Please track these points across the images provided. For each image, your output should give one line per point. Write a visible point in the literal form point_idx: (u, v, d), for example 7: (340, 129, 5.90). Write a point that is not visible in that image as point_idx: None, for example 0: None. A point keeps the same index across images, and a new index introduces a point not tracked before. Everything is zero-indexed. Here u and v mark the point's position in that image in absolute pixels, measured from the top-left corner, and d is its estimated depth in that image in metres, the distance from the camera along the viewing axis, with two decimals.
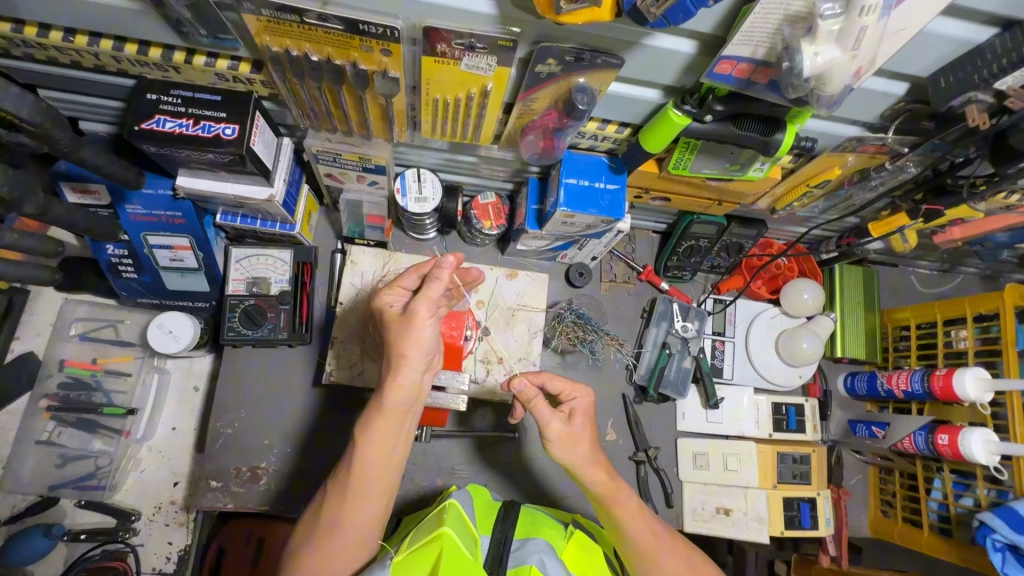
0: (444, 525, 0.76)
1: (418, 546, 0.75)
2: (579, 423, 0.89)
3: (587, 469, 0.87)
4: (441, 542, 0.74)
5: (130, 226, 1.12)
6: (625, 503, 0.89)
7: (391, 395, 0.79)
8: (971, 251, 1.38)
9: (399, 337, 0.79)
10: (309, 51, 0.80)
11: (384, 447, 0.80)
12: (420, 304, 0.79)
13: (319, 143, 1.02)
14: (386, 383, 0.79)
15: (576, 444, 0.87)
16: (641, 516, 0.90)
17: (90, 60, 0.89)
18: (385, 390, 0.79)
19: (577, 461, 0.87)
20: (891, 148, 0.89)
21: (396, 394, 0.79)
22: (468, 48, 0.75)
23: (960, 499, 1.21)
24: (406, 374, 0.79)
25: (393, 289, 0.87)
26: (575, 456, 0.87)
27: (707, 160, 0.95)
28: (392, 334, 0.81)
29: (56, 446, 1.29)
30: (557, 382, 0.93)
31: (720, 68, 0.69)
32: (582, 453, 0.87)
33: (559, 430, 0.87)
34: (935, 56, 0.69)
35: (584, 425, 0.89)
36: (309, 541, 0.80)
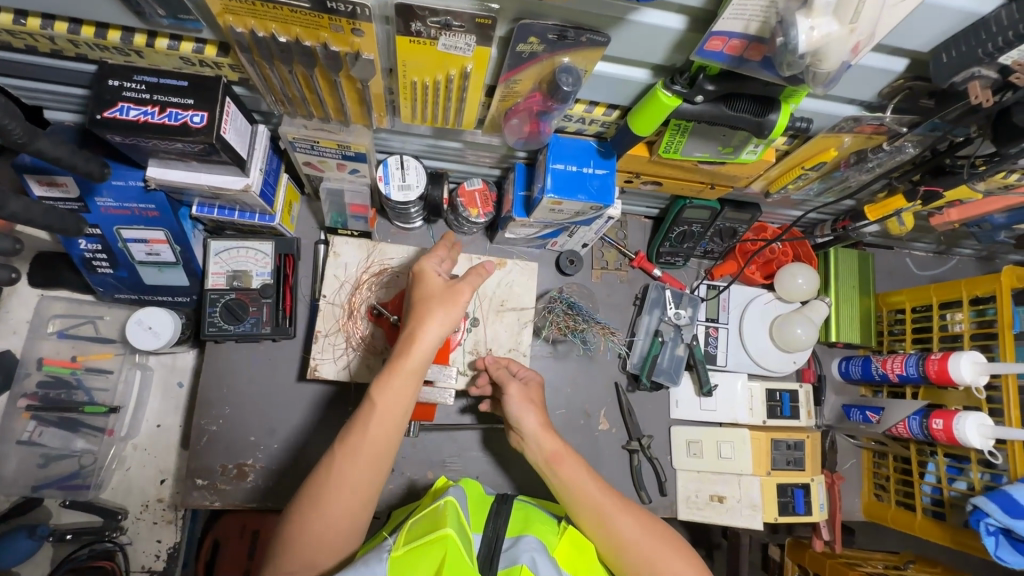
0: (449, 527, 0.72)
1: (419, 542, 0.71)
2: (532, 389, 1.08)
3: (538, 436, 1.01)
4: (445, 542, 0.71)
5: (101, 219, 1.07)
6: (570, 473, 0.95)
7: (419, 350, 0.84)
8: (968, 232, 1.35)
9: (440, 305, 0.88)
10: (275, 32, 0.75)
11: (400, 408, 0.82)
12: (466, 284, 0.90)
13: (295, 130, 0.98)
14: (418, 339, 0.84)
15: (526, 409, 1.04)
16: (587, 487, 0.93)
17: (46, 44, 0.84)
18: (419, 344, 0.84)
19: (531, 425, 1.02)
20: (889, 127, 0.86)
21: (426, 351, 0.85)
22: (445, 26, 0.71)
23: (954, 483, 1.20)
24: (435, 339, 0.86)
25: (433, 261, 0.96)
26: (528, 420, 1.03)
27: (699, 143, 0.92)
28: (435, 299, 0.88)
29: (37, 446, 1.24)
30: (518, 365, 1.13)
31: (711, 45, 0.65)
32: (534, 420, 1.02)
33: (518, 392, 1.07)
34: (937, 30, 0.66)
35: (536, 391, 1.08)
36: (308, 507, 0.76)
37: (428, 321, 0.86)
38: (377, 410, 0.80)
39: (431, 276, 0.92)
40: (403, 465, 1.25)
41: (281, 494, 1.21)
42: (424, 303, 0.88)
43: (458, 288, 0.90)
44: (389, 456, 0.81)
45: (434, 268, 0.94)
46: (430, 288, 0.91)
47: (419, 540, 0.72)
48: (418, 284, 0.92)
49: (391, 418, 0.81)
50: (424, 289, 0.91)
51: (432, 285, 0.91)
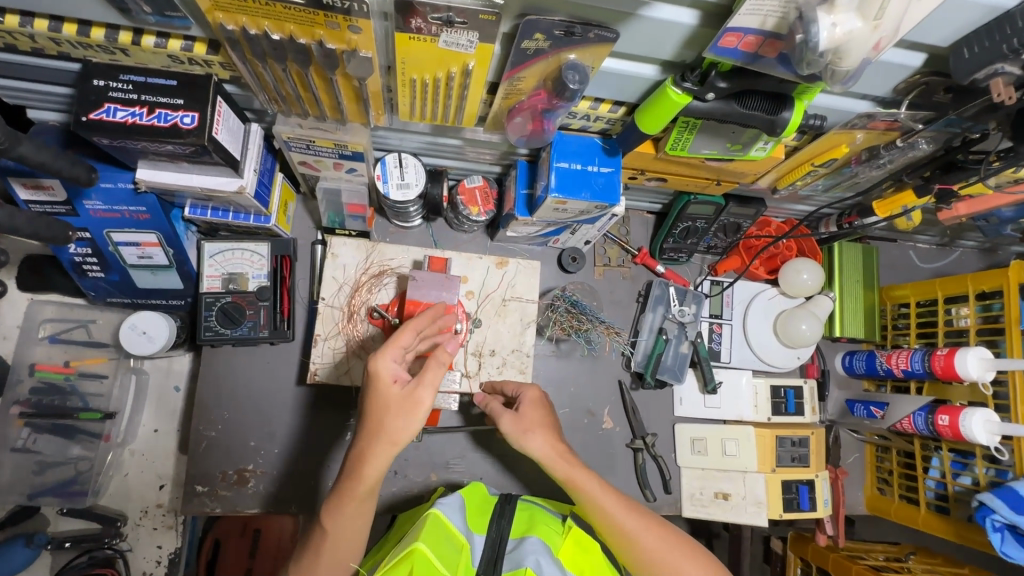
0: (418, 542, 0.77)
1: (391, 562, 0.77)
2: (529, 414, 0.91)
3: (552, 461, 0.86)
4: (412, 559, 0.76)
5: (91, 223, 1.04)
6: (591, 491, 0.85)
7: (366, 476, 0.77)
8: (974, 225, 1.34)
9: (394, 424, 0.76)
10: (268, 29, 0.72)
11: (355, 529, 0.80)
12: (425, 395, 0.76)
13: (290, 130, 0.94)
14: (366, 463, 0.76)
15: (529, 429, 0.88)
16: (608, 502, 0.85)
17: (26, 42, 0.80)
18: (365, 469, 0.76)
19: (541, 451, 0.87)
20: (903, 124, 0.84)
21: (375, 473, 0.77)
22: (446, 23, 0.67)
23: (959, 477, 1.20)
24: (385, 455, 0.76)
25: (392, 351, 0.78)
26: (538, 446, 0.87)
27: (708, 140, 0.89)
28: (387, 413, 0.76)
29: (32, 453, 1.21)
30: (514, 385, 0.98)
31: (725, 42, 0.62)
32: (540, 443, 0.87)
33: (512, 424, 0.89)
34: (959, 24, 0.63)
35: (534, 412, 0.91)
36: None
37: (381, 439, 0.76)
38: (330, 537, 0.79)
39: (387, 378, 0.77)
40: (407, 468, 1.24)
41: (282, 500, 1.19)
42: (372, 418, 0.77)
43: (417, 396, 0.77)
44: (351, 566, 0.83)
45: (390, 363, 0.78)
46: (383, 398, 0.76)
47: (392, 560, 0.77)
48: (371, 382, 0.77)
49: (345, 541, 0.80)
50: (377, 394, 0.77)
51: (387, 391, 0.76)
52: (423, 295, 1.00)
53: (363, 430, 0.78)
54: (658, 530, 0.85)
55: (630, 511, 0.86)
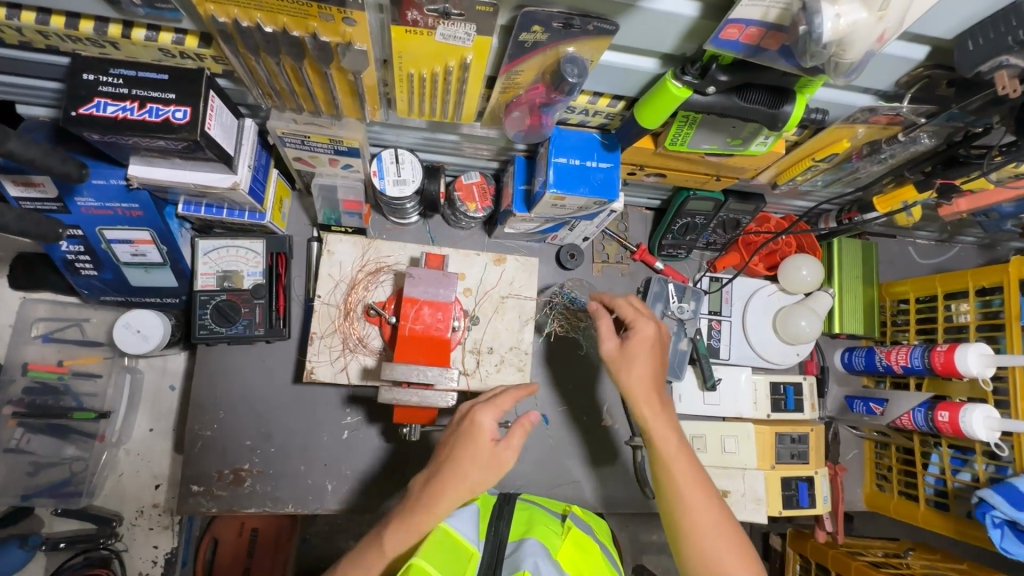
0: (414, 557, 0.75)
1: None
2: (631, 344, 0.95)
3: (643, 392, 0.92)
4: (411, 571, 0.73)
5: (83, 220, 1.02)
6: (662, 434, 0.89)
7: (432, 514, 0.79)
8: (974, 220, 1.33)
9: (476, 477, 0.80)
10: (261, 22, 0.70)
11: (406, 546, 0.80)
12: (510, 457, 0.81)
13: (284, 125, 0.93)
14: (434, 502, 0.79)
15: (630, 364, 0.94)
16: (675, 457, 0.88)
17: (14, 35, 0.79)
18: (434, 507, 0.79)
19: (639, 383, 0.92)
20: (905, 118, 0.83)
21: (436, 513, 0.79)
22: (443, 14, 0.66)
23: (958, 473, 1.20)
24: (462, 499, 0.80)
25: (496, 408, 0.84)
26: (636, 376, 0.93)
27: (707, 134, 0.88)
28: (474, 465, 0.80)
29: (25, 454, 1.20)
30: (627, 307, 1.00)
31: (727, 34, 0.61)
32: (640, 374, 0.93)
33: (613, 349, 0.97)
34: (964, 16, 0.62)
35: (635, 345, 0.95)
36: None
37: (463, 487, 0.79)
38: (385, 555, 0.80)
39: (485, 434, 0.81)
40: (404, 467, 1.23)
41: (279, 499, 1.18)
42: (450, 469, 0.80)
43: (503, 457, 0.81)
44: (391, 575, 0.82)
45: (491, 418, 0.83)
46: (475, 450, 0.80)
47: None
48: (468, 432, 0.82)
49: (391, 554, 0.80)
50: (471, 444, 0.81)
51: (481, 446, 0.81)
52: (420, 292, 0.99)
53: (446, 469, 0.81)
54: (705, 498, 0.85)
55: (689, 472, 0.87)
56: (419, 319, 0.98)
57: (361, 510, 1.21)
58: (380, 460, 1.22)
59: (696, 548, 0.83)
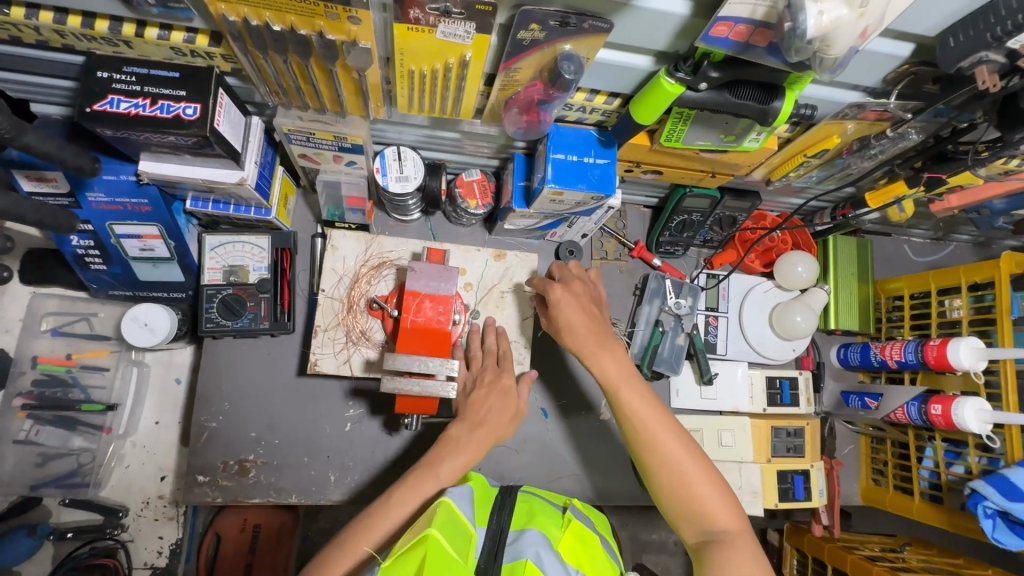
0: (430, 527, 0.71)
1: (401, 549, 0.71)
2: (556, 313, 0.99)
3: (588, 344, 0.95)
4: (427, 544, 0.70)
5: (93, 215, 1.05)
6: (614, 379, 0.91)
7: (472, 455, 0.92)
8: (967, 218, 1.35)
9: (507, 428, 0.98)
10: (269, 20, 0.73)
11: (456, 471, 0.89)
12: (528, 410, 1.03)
13: (290, 122, 0.95)
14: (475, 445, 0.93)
15: (560, 326, 0.99)
16: (628, 396, 0.90)
17: (32, 34, 0.82)
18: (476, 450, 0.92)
19: (578, 341, 0.96)
20: (893, 114, 0.85)
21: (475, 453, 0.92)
22: (444, 13, 0.69)
23: (951, 467, 1.22)
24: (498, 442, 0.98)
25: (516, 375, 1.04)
26: (575, 335, 0.97)
27: (701, 131, 0.91)
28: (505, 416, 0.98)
29: (35, 444, 1.23)
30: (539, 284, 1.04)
31: (717, 31, 0.64)
32: (571, 335, 0.97)
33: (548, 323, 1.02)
34: (945, 13, 0.64)
35: (559, 308, 0.99)
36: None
37: (501, 434, 0.97)
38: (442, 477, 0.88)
39: (514, 393, 1.01)
40: (405, 459, 1.25)
41: (282, 489, 1.20)
42: (493, 424, 0.96)
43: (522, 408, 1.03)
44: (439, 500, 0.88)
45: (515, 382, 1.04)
46: (510, 406, 1.00)
47: (403, 546, 0.72)
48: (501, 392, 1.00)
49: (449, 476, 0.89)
50: (505, 401, 1.00)
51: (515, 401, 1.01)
52: (422, 285, 1.02)
53: (485, 422, 0.96)
54: (671, 433, 0.87)
55: (650, 411, 0.89)
56: (421, 311, 1.00)
57: (363, 501, 1.22)
58: (382, 452, 1.25)
59: (676, 487, 0.85)
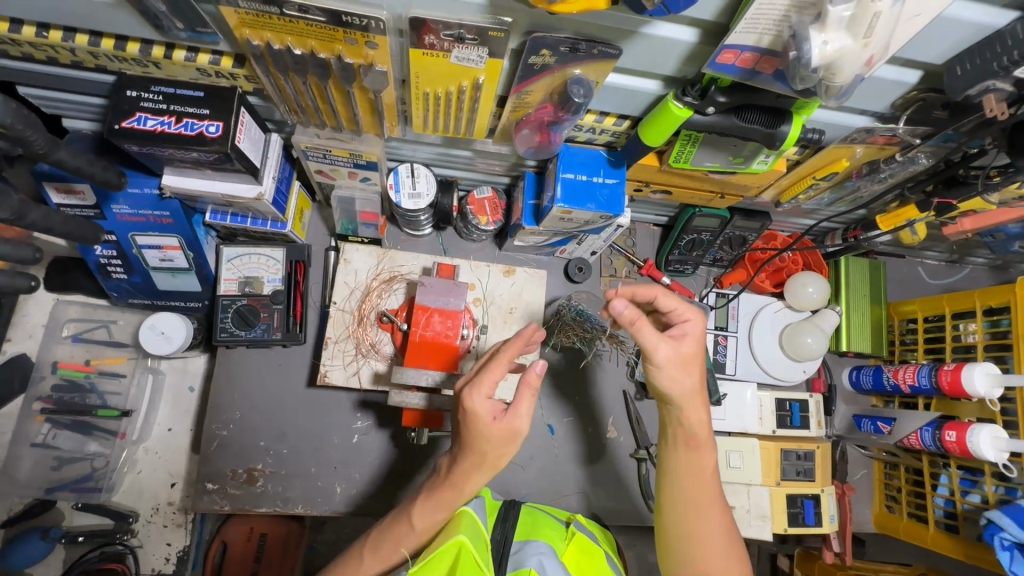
0: (462, 535, 0.77)
1: (428, 556, 0.76)
2: (688, 345, 0.83)
3: (686, 401, 0.83)
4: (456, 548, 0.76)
5: (117, 226, 1.09)
6: (703, 462, 0.84)
7: (467, 485, 0.84)
8: (982, 242, 1.34)
9: (495, 452, 0.82)
10: (291, 45, 0.76)
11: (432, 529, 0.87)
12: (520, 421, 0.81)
13: (308, 140, 0.99)
14: (462, 477, 0.84)
15: (686, 371, 0.82)
16: (709, 479, 0.84)
17: (67, 56, 0.86)
18: (467, 480, 0.84)
19: (683, 392, 0.82)
20: (902, 139, 0.86)
21: (471, 483, 0.85)
22: (458, 39, 0.71)
23: (967, 495, 1.19)
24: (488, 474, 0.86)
25: (484, 392, 0.81)
26: (682, 385, 0.82)
27: (709, 153, 0.92)
28: (488, 443, 0.81)
29: (52, 448, 1.26)
30: (672, 300, 0.85)
31: (723, 58, 0.66)
32: (690, 380, 0.82)
33: (668, 354, 0.81)
34: (950, 42, 0.66)
35: (693, 346, 0.83)
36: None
37: (484, 467, 0.83)
38: (416, 534, 0.87)
39: (487, 416, 0.80)
40: (411, 471, 1.26)
41: (289, 499, 1.21)
42: (486, 451, 0.82)
43: (517, 425, 0.82)
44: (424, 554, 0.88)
45: (484, 399, 0.81)
46: (486, 434, 0.80)
47: (430, 552, 0.77)
48: (471, 419, 0.81)
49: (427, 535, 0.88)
50: (477, 430, 0.81)
51: (488, 428, 0.80)
52: (432, 300, 1.03)
53: (463, 459, 0.84)
54: (726, 522, 0.83)
55: (715, 495, 0.84)
56: (430, 326, 1.01)
57: (369, 514, 1.23)
58: (389, 464, 1.25)
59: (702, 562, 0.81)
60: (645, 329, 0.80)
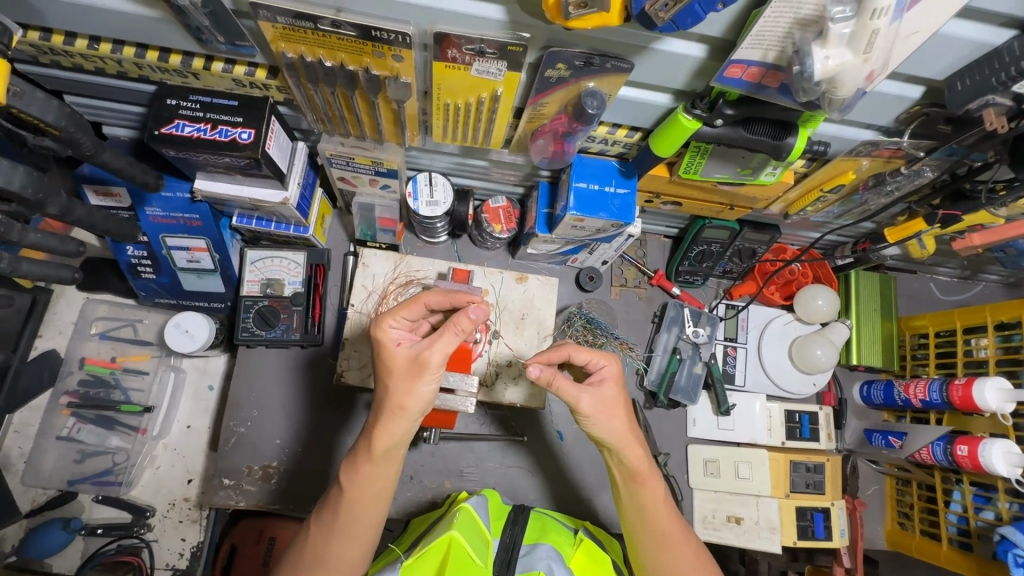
0: (454, 530, 0.82)
1: (423, 550, 0.82)
2: (609, 390, 0.85)
3: (625, 443, 0.85)
4: (448, 546, 0.82)
5: (149, 227, 1.15)
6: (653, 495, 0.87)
7: (378, 439, 0.79)
8: (993, 257, 1.34)
9: (400, 388, 0.78)
10: (323, 57, 0.81)
11: (369, 492, 0.82)
12: (433, 354, 0.77)
13: (333, 148, 1.04)
14: (374, 429, 0.79)
15: (612, 414, 0.84)
16: (665, 513, 0.88)
17: (114, 66, 0.92)
18: (376, 434, 0.79)
19: (615, 434, 0.84)
20: (907, 152, 0.88)
21: (384, 439, 0.79)
22: (479, 53, 0.76)
23: (981, 512, 1.18)
24: (400, 424, 0.79)
25: (396, 320, 0.82)
26: (615, 429, 0.84)
27: (718, 164, 0.95)
28: (393, 379, 0.78)
29: (75, 441, 1.32)
30: (583, 354, 0.87)
31: (730, 72, 0.69)
32: (621, 422, 0.84)
33: (591, 402, 0.84)
34: (951, 59, 0.69)
35: (615, 390, 0.85)
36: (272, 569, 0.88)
37: (388, 406, 0.78)
38: (345, 498, 0.81)
39: (390, 342, 0.80)
40: (422, 471, 1.27)
41: (302, 497, 1.23)
42: (393, 392, 0.78)
43: (426, 357, 0.77)
44: (371, 529, 0.83)
45: (395, 328, 0.81)
46: (390, 360, 0.79)
47: (425, 546, 0.83)
48: (379, 350, 0.80)
49: (366, 502, 0.82)
50: (383, 359, 0.80)
51: (392, 354, 0.79)
52: None
53: (375, 402, 0.81)
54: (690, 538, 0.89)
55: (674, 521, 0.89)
56: None
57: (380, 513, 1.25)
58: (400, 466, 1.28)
59: None
60: (564, 383, 0.82)
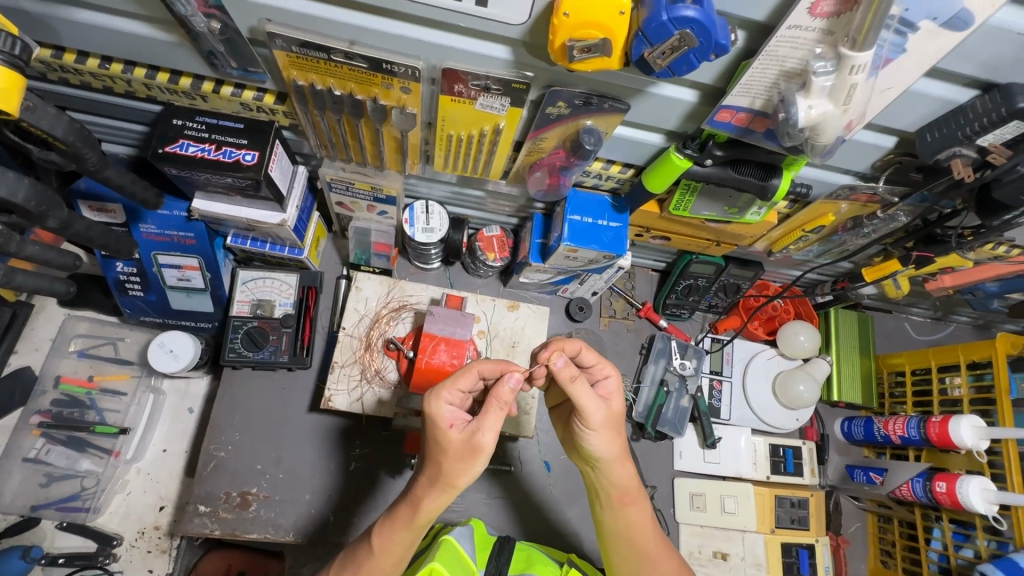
0: (435, 562, 0.82)
1: None
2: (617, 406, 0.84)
3: (617, 464, 0.83)
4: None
5: (142, 244, 1.15)
6: (638, 516, 0.88)
7: (424, 507, 0.79)
8: (962, 299, 1.41)
9: (453, 467, 0.75)
10: (332, 86, 0.84)
11: (398, 556, 0.82)
12: (485, 437, 0.74)
13: (334, 173, 1.06)
14: (423, 499, 0.79)
15: (615, 435, 0.83)
16: (651, 533, 0.89)
17: (123, 86, 0.93)
18: (422, 501, 0.79)
19: (609, 455, 0.83)
20: (882, 198, 0.95)
21: (429, 507, 0.79)
22: (484, 89, 0.79)
23: (960, 550, 1.20)
24: (445, 497, 0.78)
25: (450, 395, 0.77)
26: (612, 449, 0.83)
27: (706, 203, 0.99)
28: (448, 460, 0.75)
29: (43, 464, 1.26)
30: (591, 355, 0.86)
31: (721, 117, 0.75)
32: (618, 444, 0.83)
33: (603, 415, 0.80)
34: (920, 112, 0.75)
35: (620, 407, 0.85)
36: None
37: (440, 483, 0.77)
38: (373, 558, 0.81)
39: (444, 423, 0.75)
40: None
41: (282, 527, 1.19)
42: (448, 472, 0.76)
43: (478, 441, 0.74)
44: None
45: (447, 405, 0.76)
46: (443, 441, 0.75)
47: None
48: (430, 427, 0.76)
49: (387, 565, 0.82)
50: (436, 438, 0.76)
51: (444, 436, 0.75)
52: (439, 329, 1.07)
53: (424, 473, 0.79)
54: (671, 557, 0.90)
55: (666, 551, 0.90)
56: (436, 354, 1.05)
57: None
58: (385, 494, 1.26)
59: None
60: (583, 390, 0.78)
